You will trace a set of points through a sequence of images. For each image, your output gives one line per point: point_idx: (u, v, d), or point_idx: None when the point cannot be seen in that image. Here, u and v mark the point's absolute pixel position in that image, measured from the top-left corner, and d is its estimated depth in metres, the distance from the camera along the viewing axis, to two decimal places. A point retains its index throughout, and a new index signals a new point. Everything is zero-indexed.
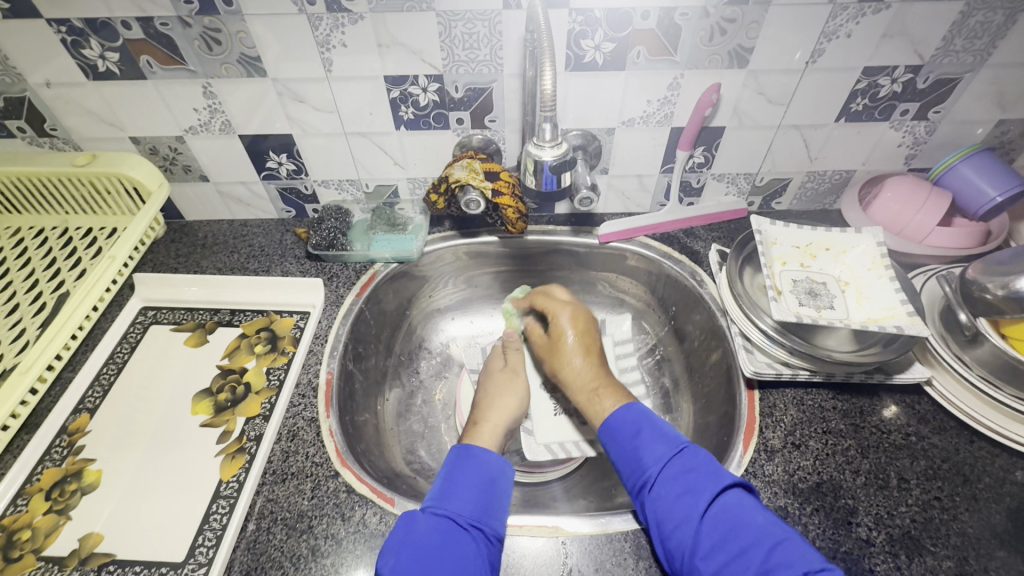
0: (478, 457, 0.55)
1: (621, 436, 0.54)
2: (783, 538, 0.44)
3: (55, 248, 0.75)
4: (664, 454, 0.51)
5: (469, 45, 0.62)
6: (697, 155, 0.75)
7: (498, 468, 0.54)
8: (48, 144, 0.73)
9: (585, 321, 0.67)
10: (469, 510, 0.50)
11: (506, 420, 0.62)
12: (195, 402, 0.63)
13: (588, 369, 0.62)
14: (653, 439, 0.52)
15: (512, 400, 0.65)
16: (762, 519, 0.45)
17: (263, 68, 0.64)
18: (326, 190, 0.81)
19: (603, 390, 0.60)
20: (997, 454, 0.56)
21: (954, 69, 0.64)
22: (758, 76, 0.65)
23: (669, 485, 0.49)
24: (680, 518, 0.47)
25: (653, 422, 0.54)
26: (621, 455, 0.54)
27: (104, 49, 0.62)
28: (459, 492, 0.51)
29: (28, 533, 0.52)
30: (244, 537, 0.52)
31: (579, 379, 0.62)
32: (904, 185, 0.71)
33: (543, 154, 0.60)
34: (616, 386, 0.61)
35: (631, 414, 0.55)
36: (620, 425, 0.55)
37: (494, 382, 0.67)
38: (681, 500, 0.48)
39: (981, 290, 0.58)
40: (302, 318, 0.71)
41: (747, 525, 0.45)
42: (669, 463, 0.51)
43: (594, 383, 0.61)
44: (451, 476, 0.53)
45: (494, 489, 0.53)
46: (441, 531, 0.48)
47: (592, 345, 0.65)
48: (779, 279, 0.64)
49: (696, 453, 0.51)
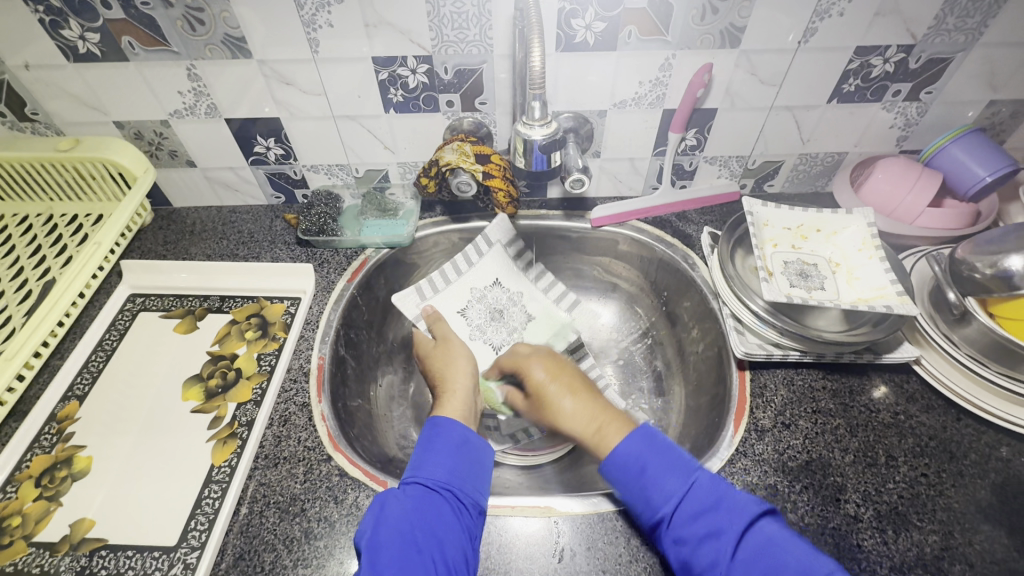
0: (445, 430, 0.54)
1: (626, 475, 0.51)
2: (821, 574, 0.41)
3: (40, 236, 0.73)
4: (676, 490, 0.48)
5: (458, 24, 0.61)
6: (689, 138, 0.75)
7: (465, 434, 0.54)
8: (29, 129, 0.72)
9: (559, 363, 0.65)
10: (440, 474, 0.50)
11: (466, 382, 0.63)
12: (185, 388, 0.62)
13: (583, 407, 0.59)
14: (663, 474, 0.49)
15: (466, 365, 0.64)
16: (796, 553, 0.42)
17: (248, 50, 0.63)
18: (315, 175, 0.80)
19: (605, 425, 0.56)
20: (984, 431, 0.57)
21: (945, 49, 0.63)
22: (750, 56, 0.65)
23: (689, 526, 0.46)
24: (708, 563, 0.44)
25: (657, 449, 0.51)
26: (629, 495, 0.50)
27: (84, 30, 0.60)
28: (430, 461, 0.51)
29: (18, 519, 0.51)
30: (237, 521, 0.52)
31: (578, 420, 0.58)
32: (894, 166, 0.70)
33: (533, 133, 0.60)
34: (616, 417, 0.57)
35: (634, 446, 0.51)
36: (624, 465, 0.51)
37: (436, 360, 0.66)
38: (705, 543, 0.45)
39: (971, 270, 0.58)
40: (293, 304, 0.71)
41: (782, 564, 0.42)
42: (683, 499, 0.47)
43: (593, 421, 0.57)
44: (423, 449, 0.53)
45: (466, 453, 0.53)
46: (415, 498, 0.48)
47: (576, 383, 0.62)
48: (770, 260, 0.64)
49: (711, 483, 0.48)
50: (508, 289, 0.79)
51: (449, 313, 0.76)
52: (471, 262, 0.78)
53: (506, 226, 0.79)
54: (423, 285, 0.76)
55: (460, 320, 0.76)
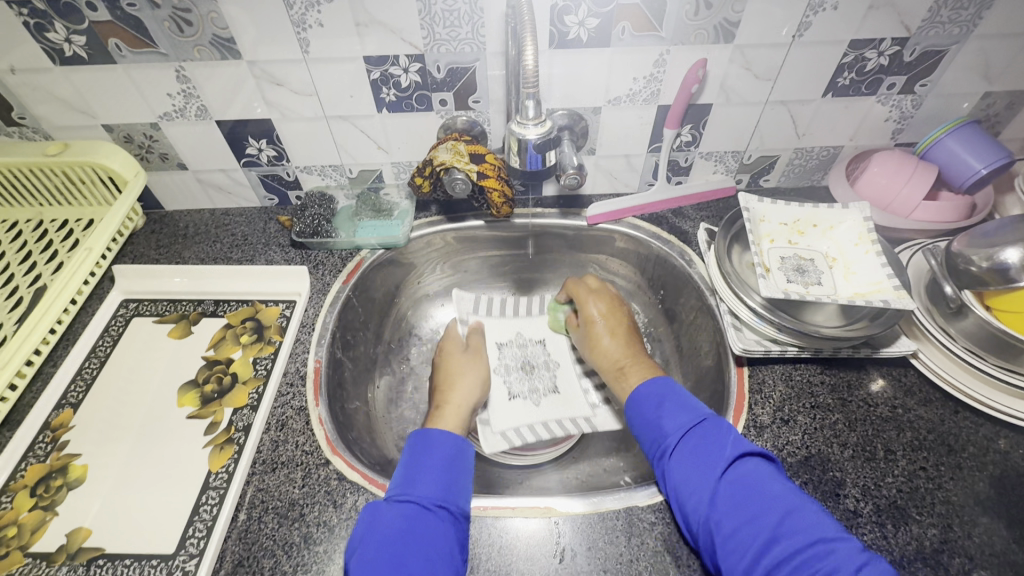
0: (439, 445, 0.55)
1: (644, 405, 0.56)
2: (797, 506, 0.45)
3: (30, 242, 0.73)
4: (682, 424, 0.52)
5: (450, 22, 0.60)
6: (685, 133, 0.74)
7: (456, 450, 0.55)
8: (16, 134, 0.71)
9: (620, 305, 0.69)
10: (434, 492, 0.50)
11: (469, 401, 0.65)
12: (180, 394, 0.62)
13: (618, 346, 0.65)
14: (676, 408, 0.54)
15: (476, 385, 0.67)
16: (781, 489, 0.46)
17: (237, 50, 0.62)
18: (308, 176, 0.79)
19: (629, 368, 0.62)
20: (982, 424, 0.57)
21: (940, 41, 0.63)
22: (744, 51, 0.64)
23: (687, 453, 0.50)
24: (698, 484, 0.48)
25: (675, 390, 0.56)
26: (642, 424, 0.55)
27: (69, 32, 0.59)
28: (421, 478, 0.51)
29: (14, 530, 0.51)
30: (235, 527, 0.51)
31: (607, 358, 0.65)
32: (890, 161, 0.70)
33: (527, 132, 0.60)
34: (643, 363, 0.62)
35: (654, 386, 0.57)
36: (644, 397, 0.57)
37: (456, 364, 0.70)
38: (699, 468, 0.49)
39: (967, 263, 0.58)
40: (288, 307, 0.70)
41: (763, 494, 0.46)
42: (689, 432, 0.51)
43: (619, 361, 0.64)
44: (414, 465, 0.53)
45: (456, 469, 0.53)
46: (408, 517, 0.48)
47: (620, 326, 0.67)
48: (767, 256, 0.64)
49: (717, 423, 0.52)
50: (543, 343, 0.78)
51: (489, 339, 0.77)
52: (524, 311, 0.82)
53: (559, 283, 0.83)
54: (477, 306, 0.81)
55: (495, 352, 0.76)
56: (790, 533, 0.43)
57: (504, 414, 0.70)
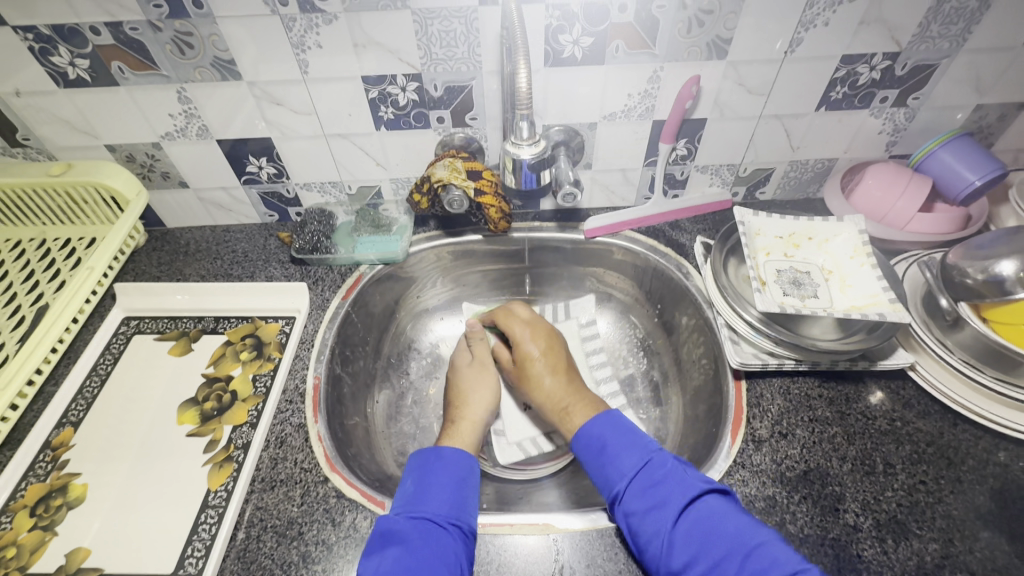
0: (447, 462, 0.55)
1: (589, 454, 0.56)
2: (755, 543, 0.44)
3: (33, 261, 0.73)
4: (630, 467, 0.53)
5: (447, 42, 0.61)
6: (680, 148, 0.75)
7: (464, 467, 0.56)
8: (21, 154, 0.72)
9: (556, 342, 0.70)
10: (445, 508, 0.51)
11: (483, 415, 0.66)
12: (180, 412, 0.62)
13: (557, 388, 0.64)
14: (620, 453, 0.54)
15: (488, 396, 0.68)
16: (735, 527, 0.46)
17: (238, 72, 0.63)
18: (308, 193, 0.80)
19: (573, 407, 0.62)
20: (981, 436, 0.57)
21: (931, 55, 0.64)
22: (738, 67, 0.65)
23: (638, 499, 0.50)
24: (652, 531, 0.48)
25: (617, 430, 0.56)
26: (593, 471, 0.55)
27: (73, 56, 0.60)
28: (432, 495, 0.52)
29: (13, 550, 0.51)
30: (234, 546, 0.51)
31: (551, 397, 0.64)
32: (884, 173, 0.71)
33: (522, 152, 0.60)
34: (585, 402, 0.62)
35: (596, 428, 0.57)
36: (586, 443, 0.57)
37: (467, 379, 0.70)
38: (651, 513, 0.49)
39: (961, 275, 0.59)
40: (288, 324, 0.71)
41: (720, 536, 0.46)
42: (637, 475, 0.52)
43: (562, 401, 0.63)
44: (422, 480, 0.53)
45: (464, 486, 0.54)
46: (421, 532, 0.48)
47: (560, 363, 0.67)
48: (763, 269, 0.64)
49: (664, 462, 0.52)
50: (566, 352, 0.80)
51: None
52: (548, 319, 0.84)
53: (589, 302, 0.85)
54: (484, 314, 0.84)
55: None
56: (753, 574, 0.43)
57: (519, 424, 0.73)
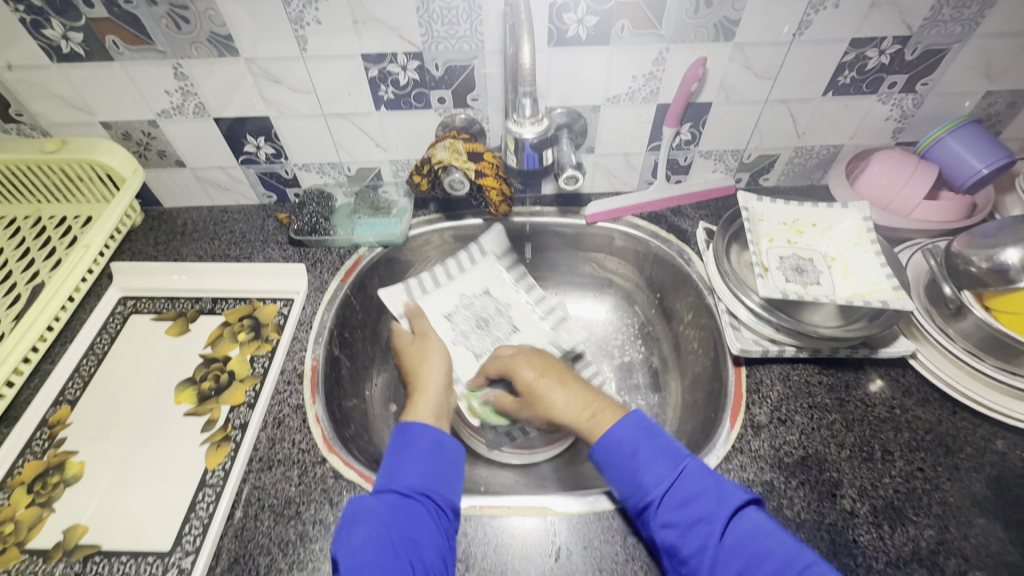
0: (419, 434, 0.54)
1: (616, 455, 0.51)
2: (804, 564, 0.42)
3: (29, 238, 0.73)
4: (666, 474, 0.49)
5: (449, 20, 0.60)
6: (684, 132, 0.74)
7: (437, 436, 0.54)
8: (14, 130, 0.71)
9: (542, 356, 0.64)
10: (417, 480, 0.50)
11: (439, 380, 0.62)
12: (177, 391, 0.62)
13: (575, 398, 0.58)
14: (652, 458, 0.50)
15: (439, 361, 0.64)
16: (779, 543, 0.43)
17: (235, 48, 0.62)
18: (307, 174, 0.79)
19: (598, 410, 0.56)
20: (980, 424, 0.57)
21: (942, 40, 0.63)
22: (745, 50, 0.64)
23: (678, 511, 0.47)
24: (695, 548, 0.45)
25: (649, 435, 0.52)
26: (620, 476, 0.51)
27: (66, 29, 0.59)
28: (400, 467, 0.51)
29: (11, 526, 0.51)
30: (231, 525, 0.51)
31: (571, 408, 0.57)
32: (892, 158, 0.70)
33: (523, 131, 0.60)
34: (612, 405, 0.57)
35: (630, 430, 0.52)
36: (615, 447, 0.51)
37: (411, 358, 0.66)
38: (694, 527, 0.46)
39: (966, 263, 0.58)
40: (286, 305, 0.70)
41: (766, 553, 0.43)
42: (673, 484, 0.48)
43: (587, 406, 0.57)
44: (396, 454, 0.52)
45: (439, 456, 0.52)
46: (391, 505, 0.48)
47: (561, 371, 0.61)
48: (766, 256, 0.63)
49: (700, 471, 0.49)
50: (498, 300, 0.78)
51: (435, 314, 0.76)
52: (462, 270, 0.79)
53: (500, 236, 0.80)
54: (413, 284, 0.77)
55: (444, 324, 0.75)
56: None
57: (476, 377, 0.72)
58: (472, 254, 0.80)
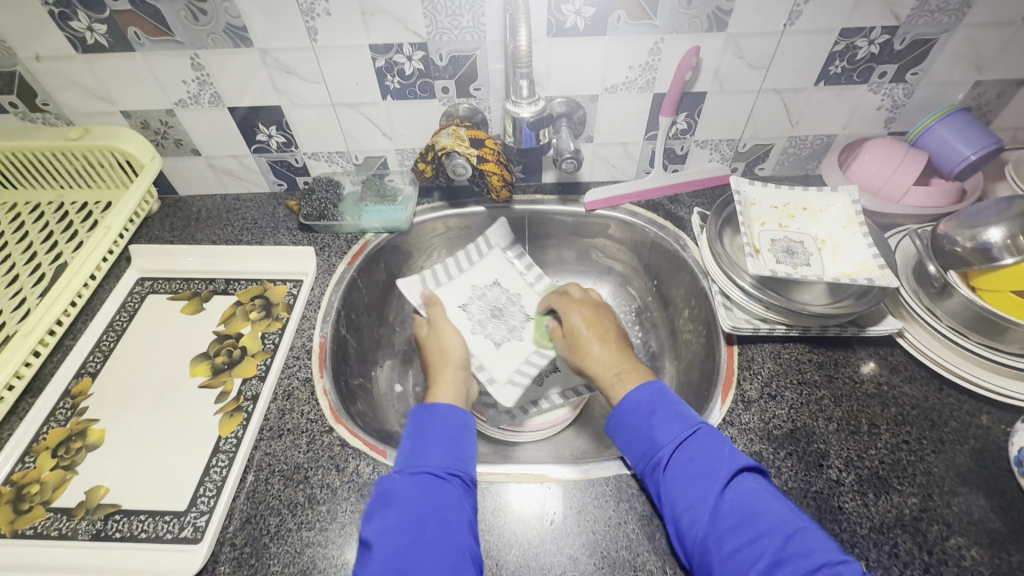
0: (441, 416, 0.55)
1: (634, 412, 0.54)
2: (799, 527, 0.44)
3: (52, 222, 0.76)
4: (678, 433, 0.51)
5: (452, 11, 0.63)
6: (680, 121, 0.77)
7: (461, 420, 0.56)
8: (40, 119, 0.74)
9: (599, 311, 0.67)
10: (443, 461, 0.51)
11: (458, 374, 0.64)
12: (192, 365, 0.65)
13: (608, 355, 0.61)
14: (668, 418, 0.52)
15: (457, 353, 0.66)
16: (778, 508, 0.45)
17: (249, 39, 0.65)
18: (316, 163, 0.82)
19: (624, 372, 0.59)
20: (965, 401, 0.58)
21: (929, 30, 0.65)
22: (738, 40, 0.66)
23: (684, 467, 0.49)
24: (694, 499, 0.47)
25: (668, 397, 0.54)
26: (635, 432, 0.53)
27: (91, 21, 0.63)
28: (430, 449, 0.52)
29: (36, 487, 0.54)
30: (243, 488, 0.54)
31: (602, 363, 0.61)
32: (881, 147, 0.71)
33: (522, 112, 0.63)
34: (638, 367, 0.59)
35: (647, 393, 0.54)
36: (634, 404, 0.54)
37: (431, 347, 0.68)
38: (695, 482, 0.47)
39: (951, 244, 0.60)
40: (295, 286, 0.73)
41: (764, 512, 0.45)
42: (682, 443, 0.50)
43: (615, 366, 0.60)
44: (418, 436, 0.54)
45: (461, 438, 0.54)
46: (422, 485, 0.49)
47: (608, 330, 0.64)
48: (757, 238, 0.65)
49: (711, 434, 0.51)
50: (508, 290, 0.78)
51: (451, 306, 0.75)
52: (471, 262, 0.80)
53: (506, 229, 0.82)
54: (427, 276, 0.77)
55: (460, 314, 0.75)
56: (794, 555, 0.42)
57: (500, 363, 0.71)
58: (480, 248, 0.80)
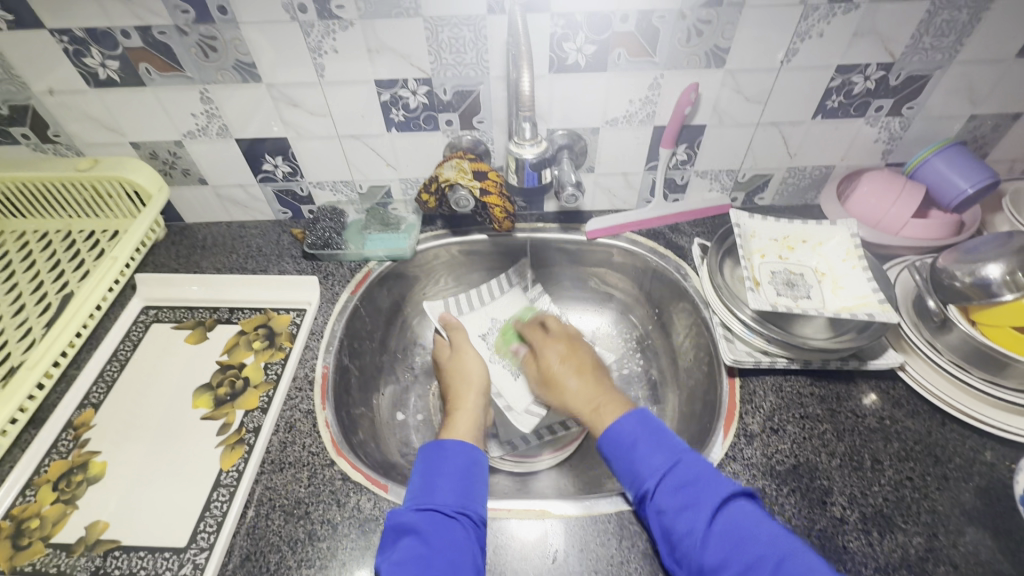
0: (451, 452, 0.56)
1: (619, 447, 0.54)
2: (790, 551, 0.43)
3: (59, 251, 0.77)
4: (662, 465, 0.51)
5: (456, 49, 0.64)
6: (680, 152, 0.78)
7: (472, 458, 0.56)
8: (51, 150, 0.76)
9: (576, 346, 0.72)
10: (451, 498, 0.52)
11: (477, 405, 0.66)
12: (195, 397, 0.65)
13: (584, 388, 0.64)
14: (650, 450, 0.53)
15: (478, 382, 0.68)
16: (765, 533, 0.45)
17: (257, 74, 0.66)
18: (321, 192, 0.83)
19: (602, 404, 0.61)
20: (968, 436, 0.58)
21: (924, 67, 0.66)
22: (736, 75, 0.67)
23: (670, 498, 0.49)
24: (684, 530, 0.47)
25: (648, 429, 0.54)
26: (620, 467, 0.54)
27: (104, 58, 0.64)
28: (438, 487, 0.52)
29: (36, 522, 0.54)
30: (243, 523, 0.54)
31: (579, 397, 0.64)
32: (879, 181, 0.73)
33: (523, 152, 0.64)
34: (615, 399, 0.61)
35: (628, 426, 0.55)
36: (616, 438, 0.55)
37: (452, 371, 0.70)
38: (682, 513, 0.48)
39: (950, 278, 0.61)
40: (298, 315, 0.73)
41: (751, 539, 0.45)
42: (667, 473, 0.51)
43: (592, 399, 0.62)
44: (429, 472, 0.54)
45: (472, 476, 0.55)
46: (431, 523, 0.49)
47: (585, 364, 0.68)
48: (758, 270, 0.66)
49: (694, 462, 0.51)
50: None
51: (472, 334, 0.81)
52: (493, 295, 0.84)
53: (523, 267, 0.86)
54: (450, 302, 0.82)
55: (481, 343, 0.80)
56: None
57: (515, 392, 0.76)
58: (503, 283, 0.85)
